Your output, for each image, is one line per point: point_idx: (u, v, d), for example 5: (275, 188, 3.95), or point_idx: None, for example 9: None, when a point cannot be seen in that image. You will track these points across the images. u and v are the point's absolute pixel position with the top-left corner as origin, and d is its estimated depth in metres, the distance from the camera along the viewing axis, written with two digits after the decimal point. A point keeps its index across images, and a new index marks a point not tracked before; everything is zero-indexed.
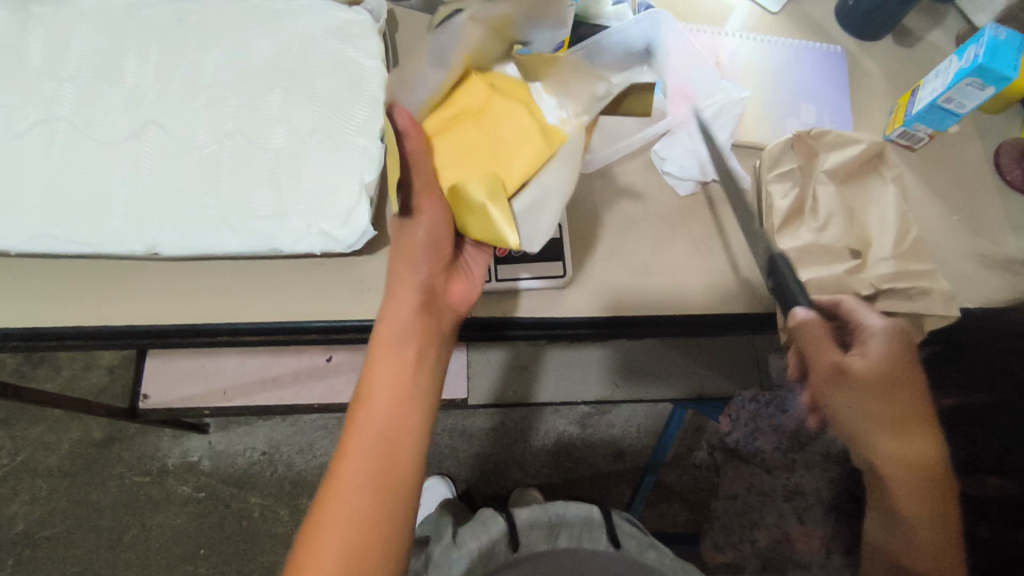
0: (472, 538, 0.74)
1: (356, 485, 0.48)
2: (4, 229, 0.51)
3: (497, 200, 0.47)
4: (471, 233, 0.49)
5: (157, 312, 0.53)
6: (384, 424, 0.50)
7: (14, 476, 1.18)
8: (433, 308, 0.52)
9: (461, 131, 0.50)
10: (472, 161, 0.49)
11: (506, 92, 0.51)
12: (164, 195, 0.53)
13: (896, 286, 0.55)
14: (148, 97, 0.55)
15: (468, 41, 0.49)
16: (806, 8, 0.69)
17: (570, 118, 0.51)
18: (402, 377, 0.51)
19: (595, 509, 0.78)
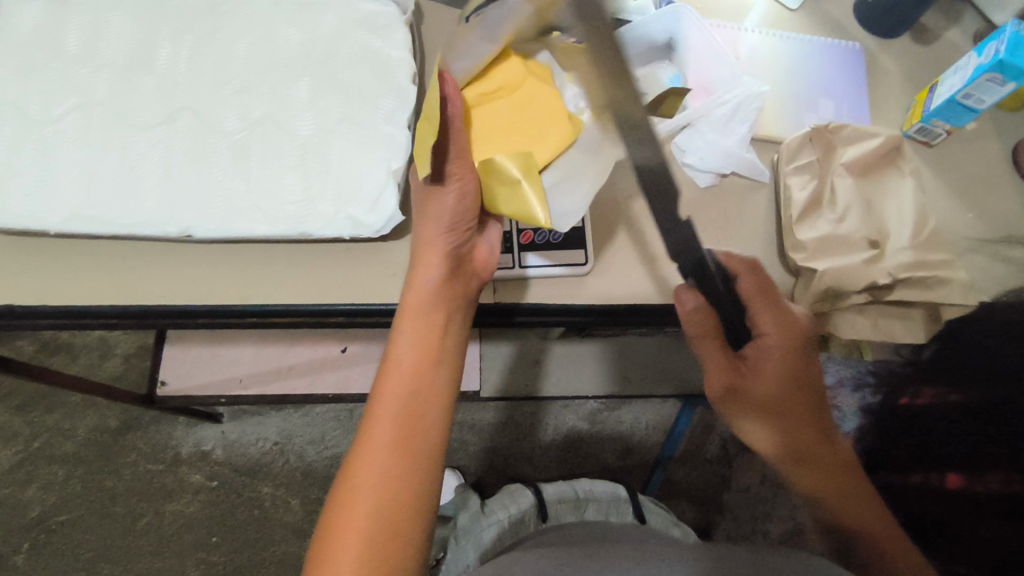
0: (500, 508, 0.77)
1: (389, 445, 0.49)
2: (39, 213, 0.52)
3: (530, 177, 0.51)
4: (496, 205, 0.53)
5: (185, 294, 0.54)
6: (414, 386, 0.51)
7: (31, 462, 1.20)
8: (459, 273, 0.54)
9: (494, 107, 0.54)
10: (504, 138, 0.53)
11: (538, 75, 0.55)
12: (196, 179, 0.54)
13: (915, 275, 0.55)
14: (181, 84, 0.57)
15: (518, 21, 0.50)
16: (825, 6, 0.70)
17: (588, 107, 0.55)
18: (429, 339, 0.53)
19: (620, 485, 0.83)
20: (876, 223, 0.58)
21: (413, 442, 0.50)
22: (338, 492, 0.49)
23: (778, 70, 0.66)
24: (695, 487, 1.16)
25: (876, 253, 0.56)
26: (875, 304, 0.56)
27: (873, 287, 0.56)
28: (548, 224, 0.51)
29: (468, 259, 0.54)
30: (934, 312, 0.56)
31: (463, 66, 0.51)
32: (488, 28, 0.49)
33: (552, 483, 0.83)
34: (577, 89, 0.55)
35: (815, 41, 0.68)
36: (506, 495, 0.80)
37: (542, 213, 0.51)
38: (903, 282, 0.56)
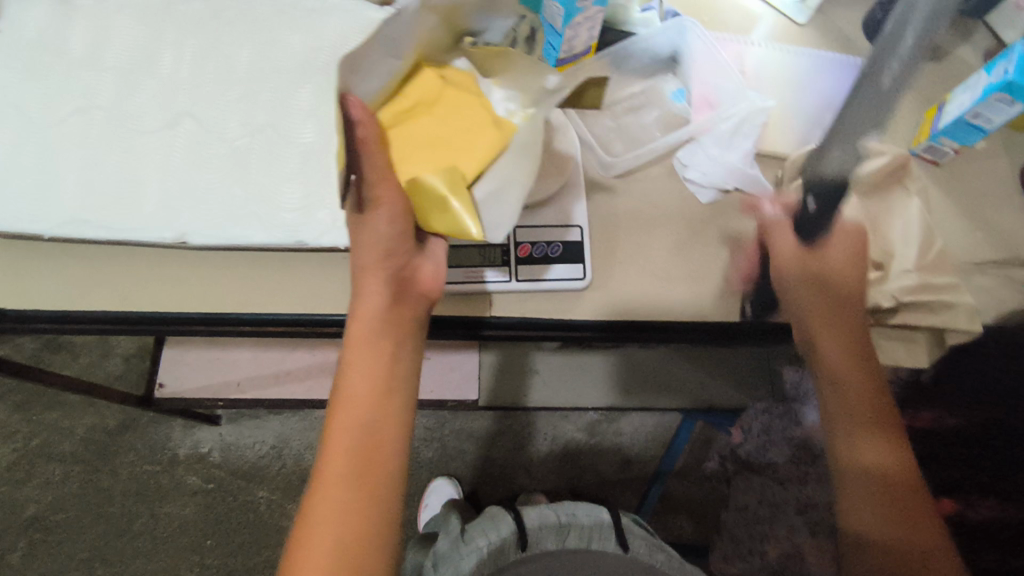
0: (480, 535, 0.74)
1: (344, 486, 0.47)
2: (35, 215, 0.52)
3: (457, 192, 0.47)
4: (432, 226, 0.49)
5: (180, 301, 0.54)
6: (366, 419, 0.48)
7: (29, 460, 1.19)
8: (404, 296, 0.50)
9: (416, 124, 0.50)
10: (428, 153, 0.49)
11: (457, 84, 0.52)
12: (194, 185, 0.54)
13: (922, 298, 0.56)
14: (183, 88, 0.56)
15: (423, 33, 0.49)
16: (835, 20, 0.69)
17: (518, 110, 0.53)
18: (377, 369, 0.49)
19: (603, 508, 0.80)
20: (880, 244, 0.58)
21: (368, 480, 0.47)
22: (294, 539, 0.47)
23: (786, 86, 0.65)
24: (694, 503, 1.15)
25: (880, 275, 0.57)
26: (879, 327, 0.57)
27: (876, 310, 0.56)
28: (479, 237, 0.46)
29: (415, 280, 0.50)
30: (938, 336, 0.57)
31: (373, 86, 0.48)
32: (388, 40, 0.46)
33: (535, 506, 0.79)
34: (504, 95, 0.53)
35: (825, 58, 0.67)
36: (486, 518, 0.77)
37: (473, 226, 0.46)
38: (904, 307, 0.56)
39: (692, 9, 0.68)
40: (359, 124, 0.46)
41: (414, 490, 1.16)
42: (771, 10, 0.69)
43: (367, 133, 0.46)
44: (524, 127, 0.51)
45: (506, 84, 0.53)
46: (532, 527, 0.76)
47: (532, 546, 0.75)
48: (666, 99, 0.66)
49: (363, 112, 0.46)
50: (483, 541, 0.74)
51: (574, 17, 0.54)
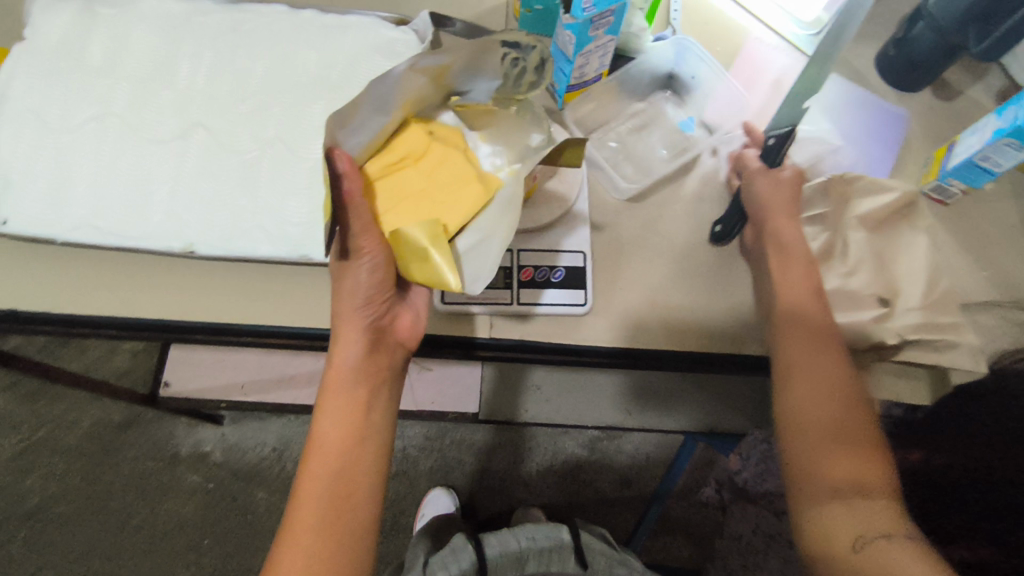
0: (441, 568, 0.75)
1: (313, 531, 0.47)
2: (50, 219, 0.53)
3: (439, 245, 0.46)
4: (411, 276, 0.47)
5: (185, 310, 0.55)
6: (338, 464, 0.49)
7: (33, 451, 1.21)
8: (382, 345, 0.51)
9: (401, 176, 0.48)
10: (411, 208, 0.47)
11: (444, 141, 0.49)
12: (203, 195, 0.55)
13: (925, 337, 0.54)
14: (198, 100, 0.57)
15: (409, 91, 0.47)
16: (847, 57, 0.70)
17: (505, 166, 0.50)
18: (353, 417, 0.49)
19: (562, 529, 0.79)
20: (885, 280, 0.56)
21: (340, 524, 0.48)
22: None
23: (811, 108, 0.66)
24: (692, 526, 1.15)
25: (885, 311, 0.55)
26: (883, 363, 0.56)
27: (879, 347, 0.55)
28: (460, 287, 0.45)
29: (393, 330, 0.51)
30: (941, 376, 0.56)
31: (359, 141, 0.46)
32: (377, 100, 0.45)
33: (496, 533, 0.80)
34: (490, 149, 0.51)
35: (844, 85, 0.68)
36: (446, 551, 0.77)
37: (453, 278, 0.45)
38: (910, 343, 0.55)
39: (705, 40, 0.69)
40: (344, 178, 0.44)
41: (411, 500, 1.16)
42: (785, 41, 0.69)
43: (352, 186, 0.44)
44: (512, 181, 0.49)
45: (492, 140, 0.51)
46: (492, 555, 0.77)
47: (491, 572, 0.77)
48: (673, 125, 0.66)
49: (349, 168, 0.44)
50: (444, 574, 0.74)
51: (586, 45, 0.55)
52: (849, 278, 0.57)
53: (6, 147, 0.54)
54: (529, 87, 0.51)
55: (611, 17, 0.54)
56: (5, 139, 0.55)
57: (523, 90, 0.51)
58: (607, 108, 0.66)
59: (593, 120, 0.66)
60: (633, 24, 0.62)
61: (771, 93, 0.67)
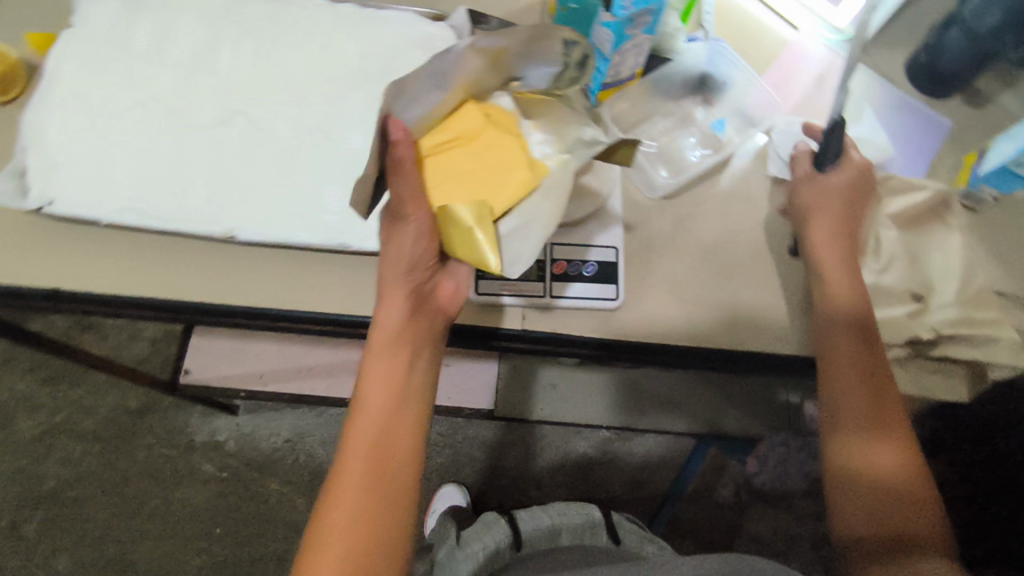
0: (476, 540, 0.77)
1: (357, 493, 0.47)
2: (93, 201, 0.54)
3: (484, 224, 0.46)
4: (455, 250, 0.49)
5: (220, 293, 0.55)
6: (381, 428, 0.49)
7: (51, 435, 1.22)
8: (424, 310, 0.51)
9: (453, 154, 0.48)
10: (461, 188, 0.47)
11: (499, 124, 0.49)
12: (243, 181, 0.56)
13: (961, 332, 0.54)
14: (239, 89, 0.58)
15: (469, 71, 0.47)
16: (877, 63, 0.70)
17: (554, 154, 0.49)
18: (396, 379, 0.49)
19: (593, 507, 0.82)
20: (919, 277, 0.56)
21: (384, 484, 0.48)
22: (305, 545, 0.47)
23: (852, 104, 0.68)
24: (701, 532, 1.14)
25: (920, 306, 0.55)
26: (917, 359, 0.55)
27: (914, 342, 0.55)
28: (500, 271, 0.46)
29: (435, 296, 0.51)
30: (979, 371, 0.55)
31: (415, 113, 0.46)
32: (437, 76, 0.45)
33: (528, 510, 0.81)
34: (542, 136, 0.50)
35: (886, 87, 0.69)
36: (481, 527, 0.80)
37: (494, 258, 0.45)
38: (948, 339, 0.54)
39: (736, 43, 0.70)
40: (396, 145, 0.45)
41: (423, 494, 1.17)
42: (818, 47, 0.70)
43: (404, 154, 0.45)
44: (559, 172, 0.49)
45: (545, 128, 0.50)
46: (525, 530, 0.78)
47: (526, 546, 0.77)
48: (706, 127, 0.67)
49: (404, 138, 0.45)
50: (478, 546, 0.76)
51: (623, 43, 0.56)
52: (881, 275, 0.56)
53: (51, 129, 0.55)
54: (570, 83, 0.52)
55: (649, 17, 0.55)
56: (51, 121, 0.56)
57: (562, 87, 0.52)
58: (641, 107, 0.67)
59: (628, 119, 0.66)
60: (668, 25, 0.64)
61: (814, 86, 0.69)
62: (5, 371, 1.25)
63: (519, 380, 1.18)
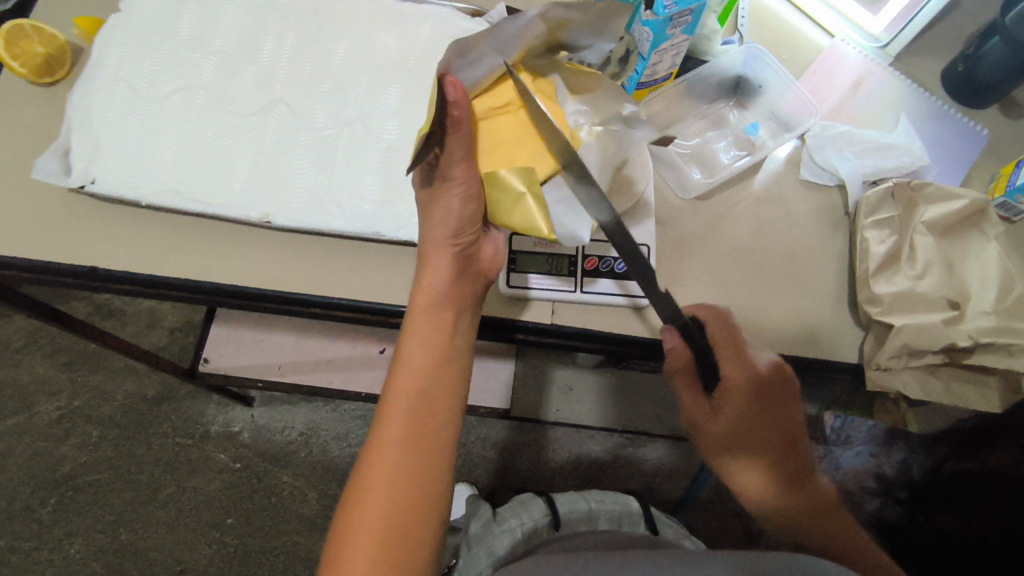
0: (513, 515, 0.76)
1: (399, 447, 0.47)
2: (133, 182, 0.55)
3: (534, 190, 0.48)
4: (497, 217, 0.51)
5: (255, 277, 0.55)
6: (422, 385, 0.50)
7: (69, 419, 1.23)
8: (466, 273, 0.53)
9: (503, 120, 0.50)
10: (509, 154, 0.50)
11: (545, 93, 0.52)
12: (280, 166, 0.56)
13: (1000, 341, 0.52)
14: (279, 78, 0.59)
15: (529, 38, 0.49)
16: (912, 70, 0.70)
17: (587, 126, 0.53)
18: (438, 341, 0.51)
19: (631, 498, 0.80)
20: (956, 284, 0.55)
21: (426, 443, 0.48)
22: (347, 503, 0.47)
23: (888, 111, 0.68)
24: (715, 538, 1.14)
25: (954, 314, 0.54)
26: (949, 367, 0.54)
27: (950, 349, 0.53)
28: (551, 237, 0.48)
29: (478, 259, 0.54)
30: (1014, 383, 0.52)
31: (472, 74, 0.48)
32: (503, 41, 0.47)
33: (566, 493, 0.80)
34: (576, 106, 0.53)
35: (922, 95, 0.69)
36: (515, 503, 0.79)
37: (545, 222, 0.48)
38: (985, 347, 0.53)
39: (771, 46, 0.70)
40: (453, 106, 0.45)
41: None
42: (854, 53, 0.70)
43: (462, 115, 0.46)
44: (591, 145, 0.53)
45: (581, 98, 0.54)
46: (564, 511, 0.77)
47: (564, 526, 0.76)
48: (739, 129, 0.67)
49: (461, 98, 0.45)
50: (515, 522, 0.76)
51: (661, 44, 0.55)
52: (917, 281, 0.55)
53: (98, 111, 0.57)
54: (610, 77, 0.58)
55: (689, 18, 0.54)
56: (97, 104, 0.57)
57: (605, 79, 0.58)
58: (675, 108, 0.67)
59: (661, 119, 0.66)
60: (706, 27, 0.63)
61: (849, 93, 0.69)
62: (26, 355, 1.26)
63: (531, 377, 1.18)
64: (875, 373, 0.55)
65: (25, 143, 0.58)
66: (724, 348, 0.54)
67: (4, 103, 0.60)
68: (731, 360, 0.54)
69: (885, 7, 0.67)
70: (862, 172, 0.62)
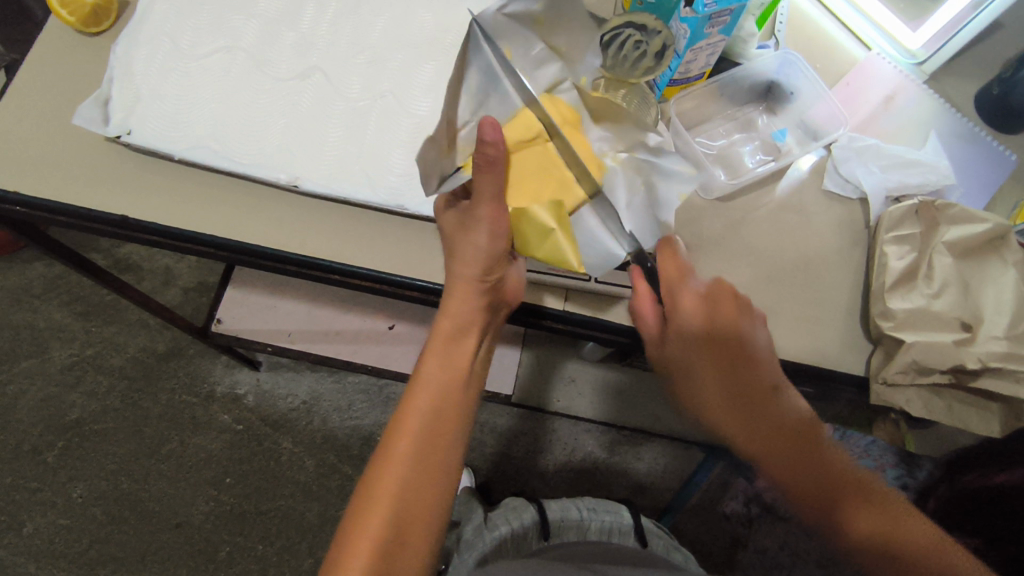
0: (503, 522, 0.79)
1: (411, 465, 0.49)
2: (168, 137, 0.56)
3: (563, 228, 0.52)
4: (528, 251, 0.54)
5: (279, 240, 0.56)
6: (437, 407, 0.51)
7: (80, 367, 1.26)
8: (490, 304, 0.55)
9: (531, 154, 0.53)
10: (537, 187, 0.52)
11: (570, 122, 0.53)
12: (311, 134, 0.57)
13: (1008, 366, 0.53)
14: (317, 47, 0.60)
15: (511, 43, 0.52)
16: (947, 90, 0.70)
17: (612, 152, 0.55)
18: (460, 365, 0.53)
19: (621, 507, 0.83)
20: (970, 306, 0.56)
21: (433, 457, 0.49)
22: (351, 512, 0.47)
23: (918, 129, 0.68)
24: (700, 542, 1.14)
25: (966, 336, 0.54)
26: (956, 388, 0.55)
27: (958, 371, 0.54)
28: (579, 269, 0.53)
29: (502, 291, 0.56)
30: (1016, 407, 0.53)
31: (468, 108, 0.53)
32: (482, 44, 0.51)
33: (558, 500, 0.83)
34: (601, 133, 0.55)
35: (955, 116, 0.69)
36: (509, 509, 0.82)
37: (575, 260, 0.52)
38: (993, 371, 0.53)
39: (807, 54, 0.70)
40: (491, 147, 0.48)
41: None
42: (889, 68, 0.70)
43: (498, 155, 0.49)
44: (614, 170, 0.54)
45: (604, 125, 0.55)
46: (554, 518, 0.80)
47: (554, 536, 0.79)
48: (767, 134, 0.67)
49: (497, 142, 0.49)
50: (505, 527, 0.78)
51: (698, 41, 0.55)
52: (932, 300, 0.56)
53: (141, 67, 0.59)
54: (644, 72, 0.52)
55: (728, 18, 0.53)
56: (141, 59, 0.59)
57: (636, 75, 0.52)
58: (705, 108, 0.67)
59: (689, 116, 0.66)
60: (744, 29, 0.63)
61: (880, 107, 0.69)
62: (43, 301, 1.28)
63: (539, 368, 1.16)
64: (881, 388, 0.55)
65: (64, 89, 0.60)
66: (666, 281, 0.55)
67: (48, 49, 0.61)
68: (673, 294, 0.54)
69: (925, 23, 0.67)
70: (885, 186, 0.62)
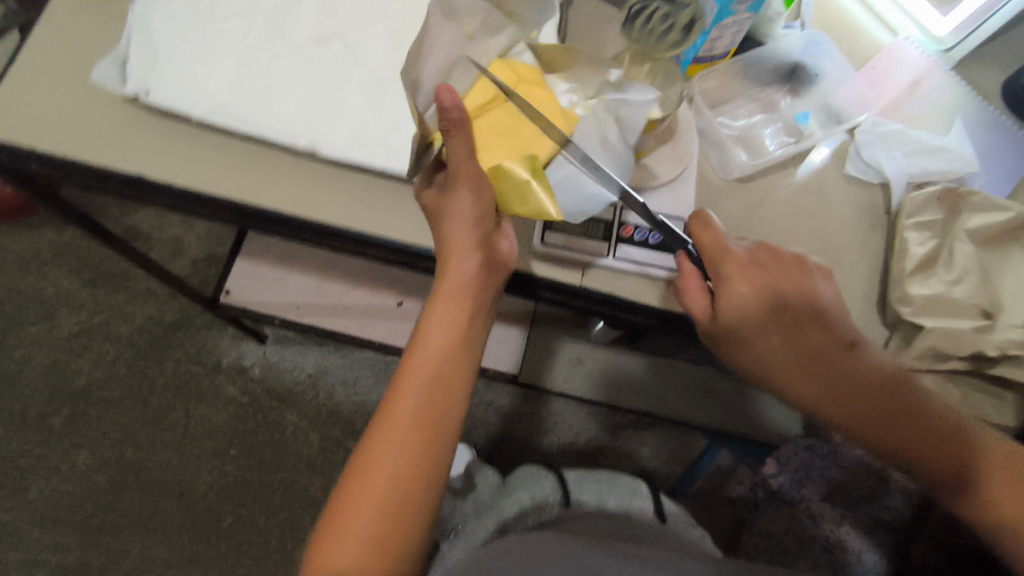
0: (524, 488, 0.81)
1: (406, 429, 0.49)
2: (186, 98, 0.56)
3: (539, 176, 0.49)
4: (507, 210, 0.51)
5: (297, 205, 0.56)
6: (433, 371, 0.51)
7: (88, 335, 1.26)
8: (487, 264, 0.53)
9: (496, 114, 0.51)
10: (506, 144, 0.51)
11: (528, 77, 0.52)
12: (329, 100, 0.57)
13: None
14: (337, 13, 0.60)
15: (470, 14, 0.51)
16: (974, 77, 0.69)
17: (580, 103, 0.54)
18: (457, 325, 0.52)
19: (642, 482, 0.85)
20: (989, 293, 0.55)
21: (429, 422, 0.49)
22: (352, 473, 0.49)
23: (944, 116, 0.67)
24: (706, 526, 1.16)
25: (986, 323, 0.54)
26: (971, 375, 0.55)
27: (977, 357, 0.54)
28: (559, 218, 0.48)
29: (497, 252, 0.54)
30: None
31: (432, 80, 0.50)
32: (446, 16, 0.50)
33: (579, 473, 0.85)
34: (567, 87, 0.54)
35: (982, 105, 0.68)
36: (528, 475, 0.84)
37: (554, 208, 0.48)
38: (1010, 359, 0.53)
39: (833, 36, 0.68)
40: (455, 111, 0.45)
41: None
42: (915, 52, 0.69)
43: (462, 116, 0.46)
44: (586, 118, 0.53)
45: (568, 79, 0.55)
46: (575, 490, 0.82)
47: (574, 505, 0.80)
48: (789, 116, 0.66)
49: (456, 103, 0.45)
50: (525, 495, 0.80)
51: (723, 18, 0.55)
52: (951, 287, 0.55)
53: (158, 26, 0.58)
54: (671, 45, 0.52)
55: None
56: (159, 18, 0.58)
57: (663, 49, 0.53)
58: (727, 87, 0.66)
59: (712, 96, 0.66)
60: (772, 8, 0.62)
61: (906, 93, 0.67)
62: (51, 267, 1.28)
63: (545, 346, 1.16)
64: None
65: (81, 47, 0.59)
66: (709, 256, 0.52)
67: (64, 6, 0.60)
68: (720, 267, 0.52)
69: (956, 9, 0.65)
70: (908, 172, 0.62)
